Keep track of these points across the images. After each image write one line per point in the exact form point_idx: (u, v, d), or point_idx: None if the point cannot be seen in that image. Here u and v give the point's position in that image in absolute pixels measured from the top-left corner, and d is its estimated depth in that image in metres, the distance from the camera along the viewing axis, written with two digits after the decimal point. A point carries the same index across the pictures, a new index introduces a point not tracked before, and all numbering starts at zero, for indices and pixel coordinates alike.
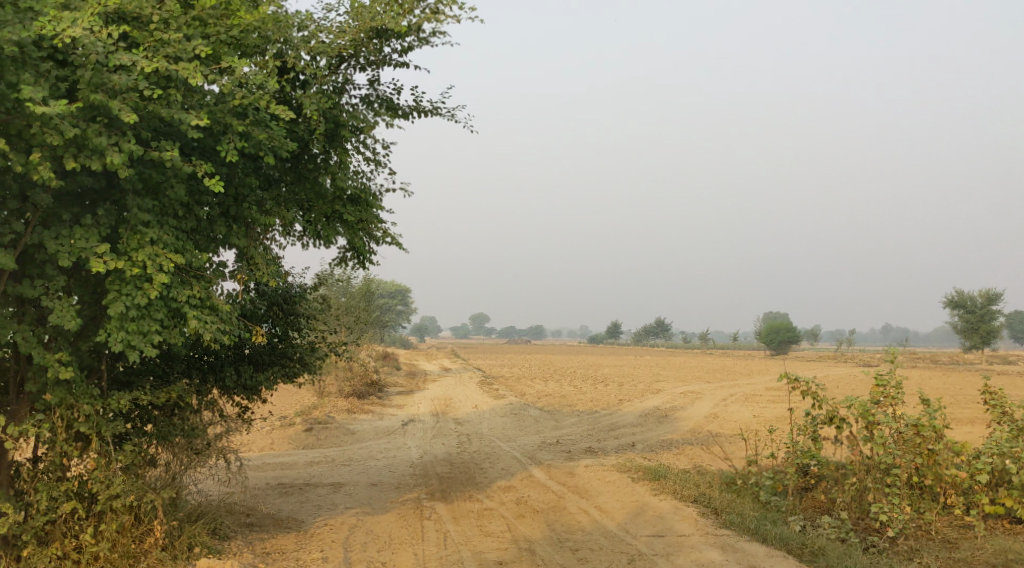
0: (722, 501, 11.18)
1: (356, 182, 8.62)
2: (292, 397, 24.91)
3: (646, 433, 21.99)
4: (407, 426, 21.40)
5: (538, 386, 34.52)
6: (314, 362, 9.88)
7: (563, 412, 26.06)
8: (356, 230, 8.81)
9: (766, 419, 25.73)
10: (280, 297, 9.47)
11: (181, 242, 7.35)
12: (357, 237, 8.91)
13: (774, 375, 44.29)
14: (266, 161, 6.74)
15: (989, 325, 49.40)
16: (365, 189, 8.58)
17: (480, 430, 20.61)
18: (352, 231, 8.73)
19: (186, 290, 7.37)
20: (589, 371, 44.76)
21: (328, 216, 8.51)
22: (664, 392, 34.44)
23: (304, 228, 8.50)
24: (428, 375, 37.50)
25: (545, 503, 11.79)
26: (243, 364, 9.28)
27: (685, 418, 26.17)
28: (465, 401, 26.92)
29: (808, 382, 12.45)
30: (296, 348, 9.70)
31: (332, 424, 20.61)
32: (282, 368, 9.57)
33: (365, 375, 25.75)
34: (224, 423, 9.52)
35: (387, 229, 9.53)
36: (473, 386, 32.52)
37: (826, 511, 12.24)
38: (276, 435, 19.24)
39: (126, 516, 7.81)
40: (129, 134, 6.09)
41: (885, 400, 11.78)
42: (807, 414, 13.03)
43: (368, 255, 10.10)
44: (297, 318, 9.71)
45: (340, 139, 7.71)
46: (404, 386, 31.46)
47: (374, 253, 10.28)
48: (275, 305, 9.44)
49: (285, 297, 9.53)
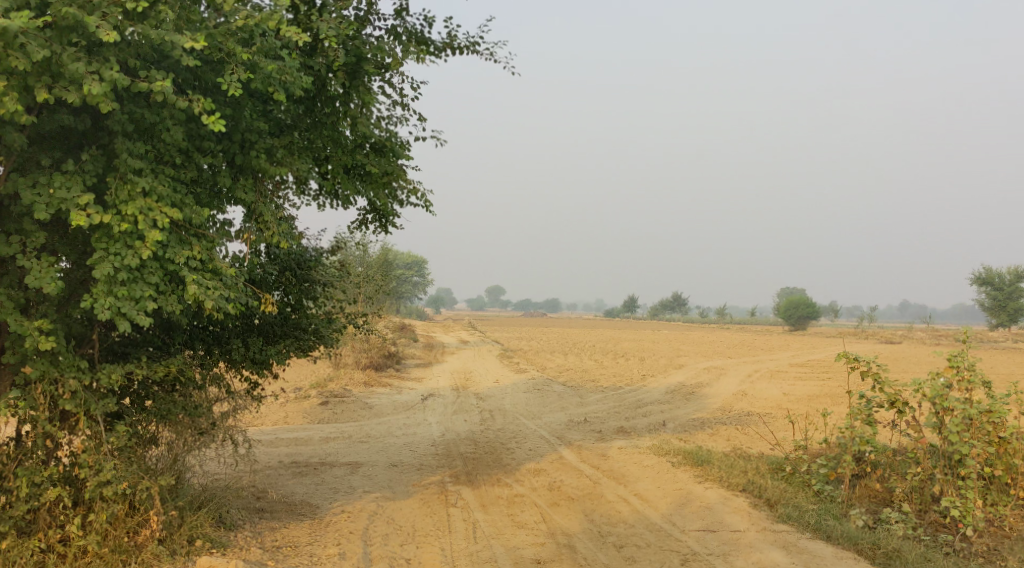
0: (776, 491, 10.21)
1: (380, 130, 7.56)
2: (308, 369, 24.10)
3: (675, 411, 20.96)
4: (426, 400, 20.50)
5: (558, 360, 33.57)
6: (331, 335, 8.92)
7: (587, 388, 25.07)
8: (380, 186, 7.77)
9: (797, 398, 24.62)
10: (294, 262, 8.45)
11: (179, 195, 6.37)
12: (381, 194, 7.87)
13: (796, 351, 43.14)
14: (276, 99, 5.74)
15: (1018, 303, 47.88)
16: (391, 137, 7.51)
17: (502, 406, 19.67)
18: (375, 185, 7.73)
19: (185, 251, 6.42)
20: (609, 345, 43.74)
21: (348, 167, 7.49)
22: (687, 367, 33.37)
23: (320, 182, 7.48)
24: (446, 348, 36.65)
25: (580, 489, 10.86)
26: (251, 336, 8.37)
27: (713, 395, 25.14)
28: (485, 375, 26.02)
29: (870, 362, 11.30)
30: (312, 319, 8.73)
31: (349, 398, 19.78)
32: (295, 341, 8.62)
33: (382, 347, 24.89)
34: (232, 400, 8.62)
35: (413, 186, 8.53)
36: (492, 360, 31.66)
37: (885, 503, 11.17)
38: (290, 409, 18.44)
39: (118, 505, 6.95)
40: (112, 59, 5.12)
41: (960, 385, 10.44)
42: (863, 396, 11.92)
43: (393, 214, 9.11)
44: (313, 286, 8.70)
45: (362, 77, 6.68)
46: (422, 359, 30.64)
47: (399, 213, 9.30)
48: (289, 271, 8.43)
49: (299, 262, 8.51)
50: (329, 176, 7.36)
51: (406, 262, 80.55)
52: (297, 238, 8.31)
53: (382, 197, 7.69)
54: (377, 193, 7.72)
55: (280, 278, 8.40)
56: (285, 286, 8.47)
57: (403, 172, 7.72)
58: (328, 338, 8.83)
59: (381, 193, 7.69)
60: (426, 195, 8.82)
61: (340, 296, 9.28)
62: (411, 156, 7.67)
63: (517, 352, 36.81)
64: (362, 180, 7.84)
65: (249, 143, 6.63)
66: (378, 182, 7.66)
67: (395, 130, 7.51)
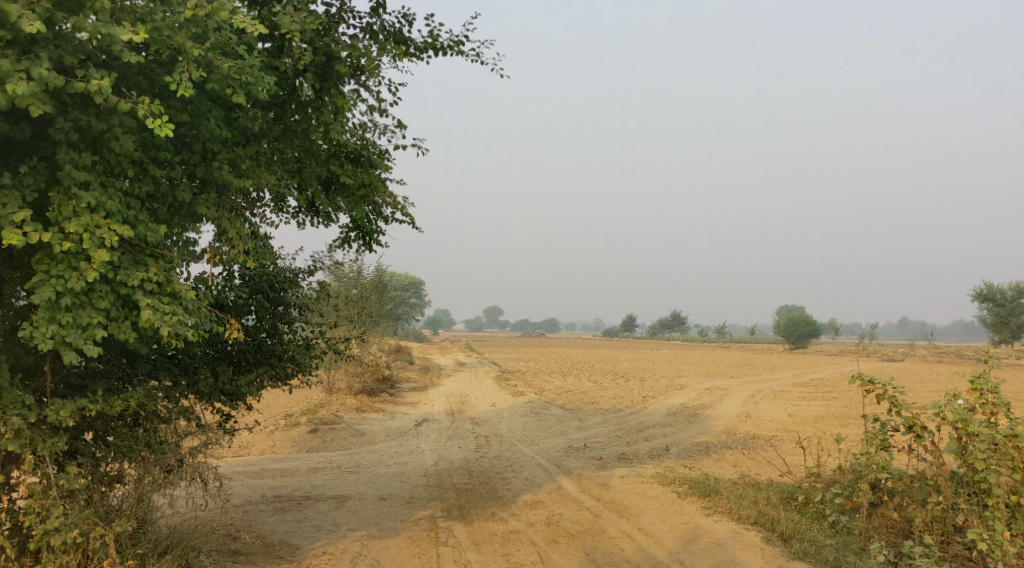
0: (789, 524, 9.56)
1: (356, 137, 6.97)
2: (299, 395, 23.41)
3: (677, 435, 20.25)
4: (420, 426, 19.80)
5: (557, 382, 32.84)
6: (308, 362, 8.31)
7: (586, 411, 24.35)
8: (358, 199, 7.17)
9: (802, 419, 23.88)
10: (266, 284, 7.82)
11: (132, 211, 5.76)
12: (360, 208, 7.28)
13: (798, 370, 42.47)
14: (235, 102, 5.21)
15: (1020, 319, 47.15)
16: (368, 146, 6.92)
17: (499, 432, 18.97)
18: (353, 198, 7.16)
19: (139, 273, 5.79)
20: (609, 365, 43.06)
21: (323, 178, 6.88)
22: (687, 388, 32.65)
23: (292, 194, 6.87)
24: (442, 370, 35.96)
25: (580, 524, 10.19)
26: (221, 364, 7.76)
27: (715, 417, 24.43)
28: (482, 399, 25.32)
29: (885, 385, 10.59)
30: (288, 345, 8.10)
31: (340, 425, 19.08)
32: (269, 370, 8.00)
33: (376, 370, 24.21)
34: (203, 434, 7.97)
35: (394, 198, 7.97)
36: (489, 382, 30.96)
37: (904, 534, 10.52)
38: (278, 437, 17.75)
39: (68, 556, 6.37)
40: (42, 55, 4.60)
41: (983, 408, 9.72)
42: (878, 421, 11.23)
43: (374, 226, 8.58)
44: (288, 309, 8.07)
45: (334, 78, 6.16)
46: (418, 382, 29.98)
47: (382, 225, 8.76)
48: (261, 293, 7.80)
49: (271, 284, 7.88)
50: (302, 188, 6.75)
51: (403, 282, 79.85)
52: (270, 256, 7.69)
53: (361, 211, 7.11)
54: (355, 207, 7.14)
55: (253, 299, 7.77)
56: (257, 308, 7.83)
57: (383, 185, 7.12)
58: (306, 365, 8.22)
59: (360, 207, 7.11)
60: (407, 208, 8.33)
61: (319, 319, 8.67)
62: (391, 166, 7.10)
63: (515, 374, 36.09)
64: (339, 192, 7.28)
65: (210, 154, 6.04)
66: (356, 196, 7.09)
67: (371, 138, 6.94)
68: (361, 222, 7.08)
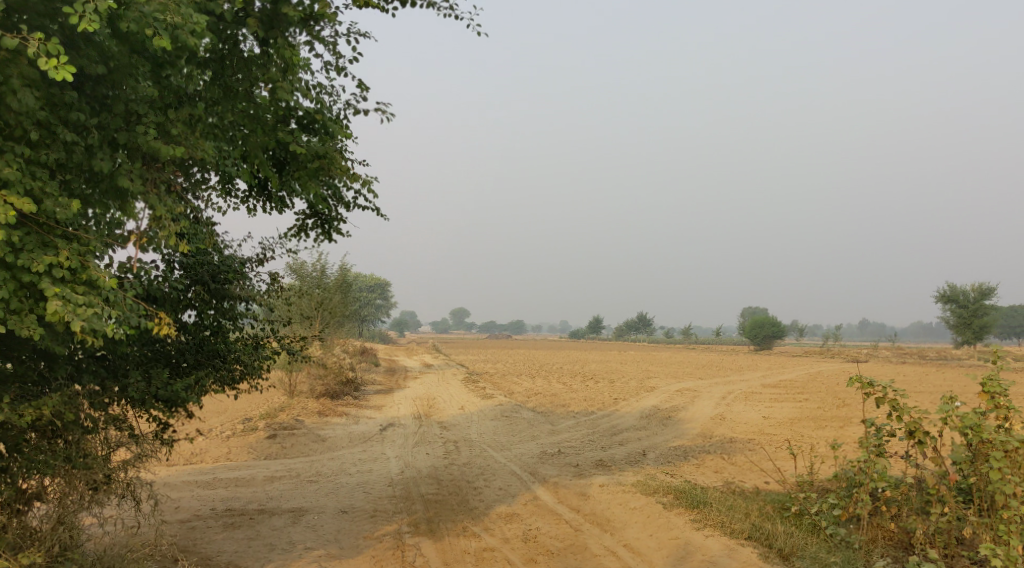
0: (788, 540, 8.90)
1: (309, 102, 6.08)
2: (259, 399, 22.29)
3: (653, 439, 19.50)
4: (385, 431, 18.83)
5: (526, 385, 31.92)
6: (255, 365, 7.41)
7: (557, 413, 23.52)
8: (314, 174, 6.26)
9: (777, 422, 23.28)
10: (208, 274, 6.83)
11: (37, 180, 4.85)
12: (314, 185, 6.37)
13: (767, 372, 42.06)
14: (157, 42, 4.65)
15: (983, 320, 47.27)
16: (323, 110, 6.02)
17: (468, 437, 18.09)
18: (307, 174, 6.24)
19: (45, 257, 4.85)
20: (578, 367, 42.30)
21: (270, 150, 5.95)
22: (658, 389, 31.96)
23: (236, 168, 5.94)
24: (409, 372, 34.93)
25: (560, 540, 9.44)
26: (157, 367, 6.83)
27: (689, 420, 23.79)
28: (450, 402, 24.39)
29: (886, 388, 9.84)
30: (234, 344, 7.21)
31: (300, 430, 18.05)
32: (212, 372, 7.11)
33: (339, 373, 23.18)
34: (137, 445, 6.99)
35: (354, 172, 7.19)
36: (456, 384, 30.02)
37: (904, 547, 9.90)
38: (234, 443, 16.67)
39: None
40: None
41: (996, 413, 9.06)
42: (873, 424, 10.54)
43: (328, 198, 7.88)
44: (234, 306, 7.07)
45: (282, 26, 5.39)
46: (384, 385, 28.97)
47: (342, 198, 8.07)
48: (201, 284, 6.81)
49: (214, 274, 6.89)
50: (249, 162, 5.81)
51: (368, 283, 78.35)
52: (211, 239, 6.73)
53: (316, 188, 6.25)
54: (308, 183, 6.26)
55: (195, 293, 6.80)
56: (199, 299, 6.82)
57: (341, 158, 6.20)
58: (253, 368, 7.34)
59: (314, 183, 6.23)
60: (372, 184, 7.63)
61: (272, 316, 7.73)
62: (350, 136, 6.24)
63: (484, 376, 35.19)
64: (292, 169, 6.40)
65: (135, 117, 5.17)
66: (310, 170, 6.20)
67: (327, 102, 6.07)
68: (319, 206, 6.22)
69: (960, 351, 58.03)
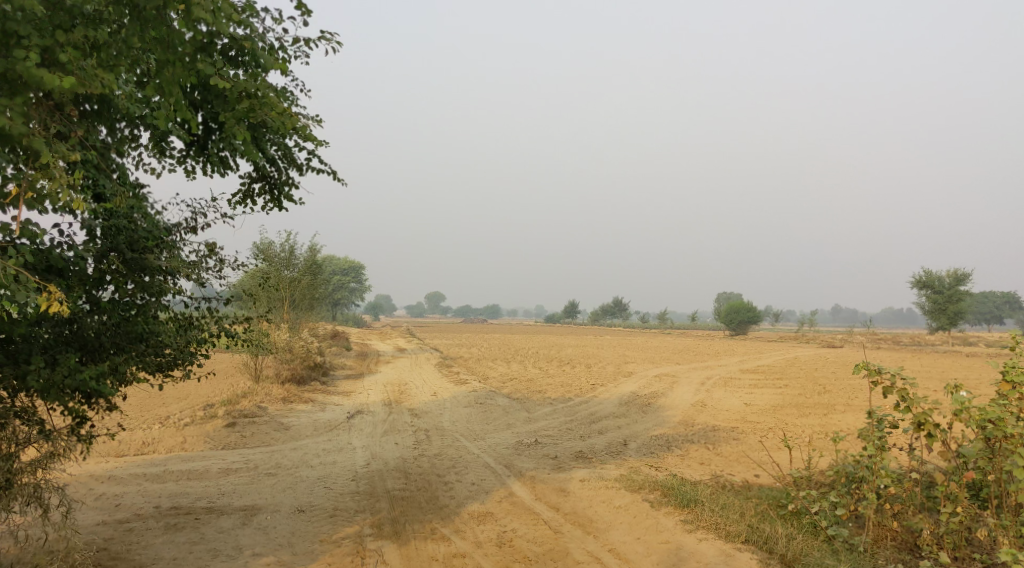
0: (789, 545, 8.20)
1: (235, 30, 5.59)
2: (222, 385, 21.19)
3: (634, 427, 18.65)
4: (353, 419, 17.86)
5: (501, 369, 31.02)
6: (183, 348, 6.51)
7: (534, 400, 22.66)
8: (244, 113, 5.76)
9: (760, 409, 22.55)
10: (125, 241, 5.94)
11: None
12: (242, 128, 5.77)
13: (744, 357, 41.42)
14: None
15: (958, 307, 46.93)
16: (251, 37, 5.57)
17: (440, 425, 17.14)
18: (236, 114, 5.78)
19: None
20: (554, 352, 41.41)
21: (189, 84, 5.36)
22: (636, 375, 31.12)
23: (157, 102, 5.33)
24: (381, 357, 33.84)
25: (538, 544, 8.63)
26: (67, 351, 5.85)
27: (669, 407, 23.04)
28: (422, 388, 23.44)
29: (894, 375, 9.08)
30: (160, 326, 6.26)
31: (262, 418, 17.03)
32: (134, 357, 6.18)
33: (307, 357, 22.12)
34: (48, 444, 6.08)
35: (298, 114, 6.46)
36: (430, 369, 29.04)
37: (909, 548, 9.11)
38: (190, 431, 15.58)
39: None
40: None
41: (1017, 403, 8.37)
42: (875, 416, 9.80)
43: (264, 138, 7.05)
44: (156, 279, 6.10)
45: None
46: (354, 370, 27.91)
47: (287, 141, 7.22)
48: (119, 253, 5.94)
49: (132, 242, 6.01)
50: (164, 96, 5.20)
51: (342, 267, 77.14)
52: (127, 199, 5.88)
53: (245, 134, 5.82)
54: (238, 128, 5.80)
55: (113, 266, 5.88)
56: (117, 271, 5.91)
57: (274, 97, 5.72)
58: (181, 350, 6.44)
59: (243, 129, 5.78)
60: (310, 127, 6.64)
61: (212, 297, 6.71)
62: (283, 68, 5.81)
63: (458, 361, 34.19)
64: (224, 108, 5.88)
65: (13, 38, 4.67)
66: (240, 115, 5.83)
67: (257, 28, 5.61)
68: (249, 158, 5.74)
69: (935, 337, 57.84)
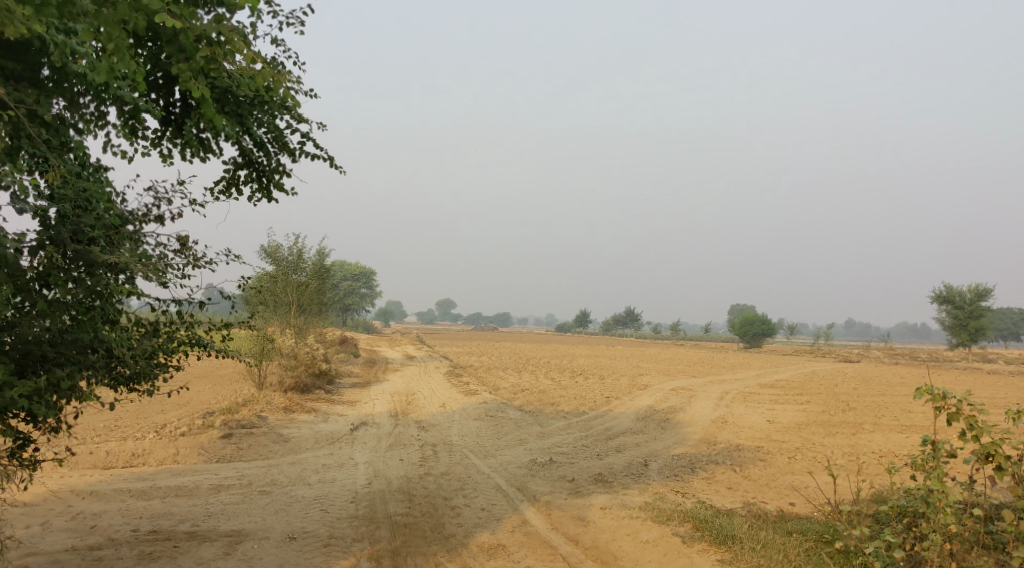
0: None
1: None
2: (224, 391, 20.25)
3: (653, 445, 17.54)
4: (356, 431, 16.88)
5: (512, 379, 29.96)
6: (136, 357, 6.14)
7: (547, 413, 21.61)
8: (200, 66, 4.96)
9: (783, 427, 21.44)
10: (69, 233, 5.53)
11: None
12: (199, 82, 4.94)
13: (759, 371, 40.18)
14: None
15: (980, 322, 45.46)
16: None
17: (449, 440, 16.12)
18: (192, 68, 4.94)
19: None
20: (567, 362, 40.26)
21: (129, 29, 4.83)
22: (652, 388, 29.91)
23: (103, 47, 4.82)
24: (389, 364, 32.80)
25: None
26: (5, 360, 5.51)
27: (688, 423, 21.93)
28: (431, 398, 22.45)
29: (959, 400, 8.01)
30: (110, 334, 5.86)
31: (260, 429, 16.09)
32: (82, 367, 5.81)
33: (312, 364, 21.13)
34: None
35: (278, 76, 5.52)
36: (439, 378, 28.00)
37: None
38: (183, 442, 14.66)
39: None
40: None
41: None
42: (931, 444, 8.72)
43: (248, 116, 6.25)
44: (99, 275, 5.61)
45: None
46: (362, 378, 26.91)
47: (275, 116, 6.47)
48: (61, 245, 5.49)
49: (77, 233, 5.57)
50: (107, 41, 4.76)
51: (351, 272, 76.23)
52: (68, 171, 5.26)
53: (205, 90, 5.00)
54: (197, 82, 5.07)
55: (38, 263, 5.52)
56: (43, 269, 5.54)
57: (237, 42, 4.90)
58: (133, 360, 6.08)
59: (201, 83, 4.92)
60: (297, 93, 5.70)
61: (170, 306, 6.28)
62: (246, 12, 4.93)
63: (469, 370, 33.10)
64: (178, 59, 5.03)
65: None
66: (197, 66, 4.96)
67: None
68: (209, 115, 5.09)
69: (955, 351, 56.18)
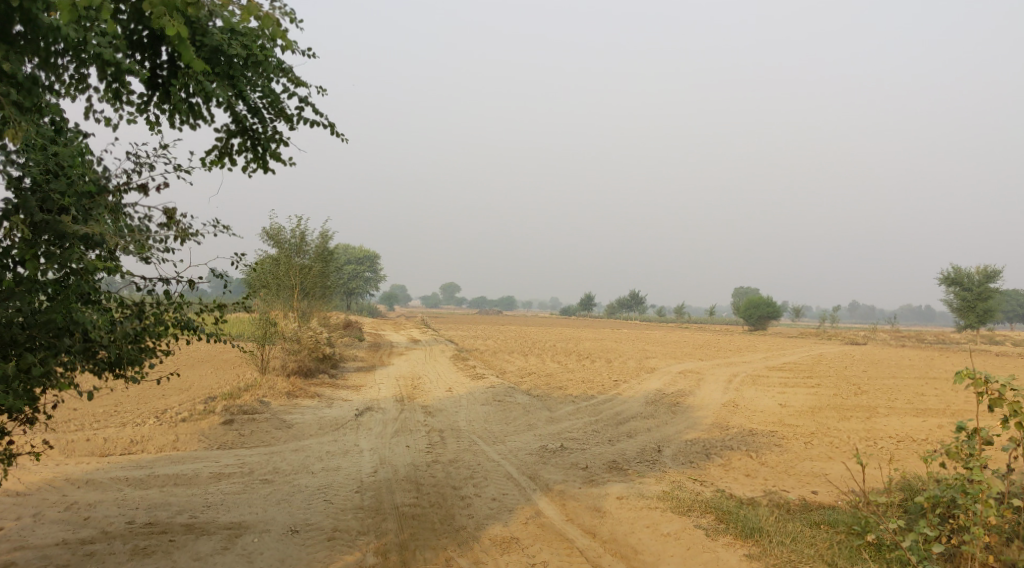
0: None
1: None
2: (225, 376, 19.77)
3: (664, 430, 17.08)
4: (361, 416, 16.44)
5: (519, 363, 29.46)
6: (116, 342, 5.73)
7: (554, 397, 21.12)
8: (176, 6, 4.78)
9: (796, 411, 20.96)
10: (36, 202, 5.34)
11: None
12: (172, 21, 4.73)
13: (766, 353, 39.72)
14: None
15: (988, 304, 44.85)
16: None
17: (456, 426, 15.67)
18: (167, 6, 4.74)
19: None
20: (572, 345, 39.77)
21: None
22: (659, 371, 29.43)
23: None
24: (393, 348, 32.32)
25: None
26: None
27: (699, 407, 21.45)
28: (436, 383, 21.97)
29: (1002, 385, 7.53)
30: (83, 314, 5.48)
31: (262, 414, 15.67)
32: (55, 351, 5.46)
33: (315, 348, 20.63)
34: None
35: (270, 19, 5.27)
36: (444, 362, 27.50)
37: None
38: (183, 428, 14.21)
39: None
40: None
41: None
42: (968, 431, 8.24)
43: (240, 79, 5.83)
44: (73, 243, 5.43)
45: None
46: (366, 362, 26.40)
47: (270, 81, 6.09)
48: (26, 213, 5.32)
49: (44, 202, 5.38)
50: None
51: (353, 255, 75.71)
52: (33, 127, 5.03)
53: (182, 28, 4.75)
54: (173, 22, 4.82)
55: (15, 238, 5.23)
56: (20, 243, 5.24)
57: None
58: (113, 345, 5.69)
59: (175, 19, 4.70)
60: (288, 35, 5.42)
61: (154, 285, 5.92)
62: None
63: (474, 354, 32.62)
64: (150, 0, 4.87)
65: None
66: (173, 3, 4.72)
67: None
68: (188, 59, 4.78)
69: (962, 333, 55.62)
